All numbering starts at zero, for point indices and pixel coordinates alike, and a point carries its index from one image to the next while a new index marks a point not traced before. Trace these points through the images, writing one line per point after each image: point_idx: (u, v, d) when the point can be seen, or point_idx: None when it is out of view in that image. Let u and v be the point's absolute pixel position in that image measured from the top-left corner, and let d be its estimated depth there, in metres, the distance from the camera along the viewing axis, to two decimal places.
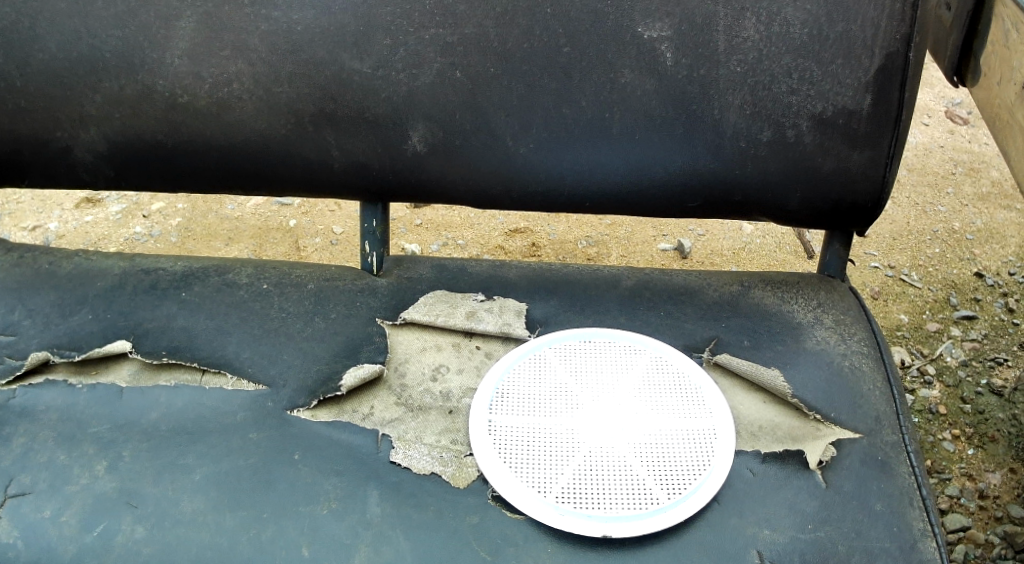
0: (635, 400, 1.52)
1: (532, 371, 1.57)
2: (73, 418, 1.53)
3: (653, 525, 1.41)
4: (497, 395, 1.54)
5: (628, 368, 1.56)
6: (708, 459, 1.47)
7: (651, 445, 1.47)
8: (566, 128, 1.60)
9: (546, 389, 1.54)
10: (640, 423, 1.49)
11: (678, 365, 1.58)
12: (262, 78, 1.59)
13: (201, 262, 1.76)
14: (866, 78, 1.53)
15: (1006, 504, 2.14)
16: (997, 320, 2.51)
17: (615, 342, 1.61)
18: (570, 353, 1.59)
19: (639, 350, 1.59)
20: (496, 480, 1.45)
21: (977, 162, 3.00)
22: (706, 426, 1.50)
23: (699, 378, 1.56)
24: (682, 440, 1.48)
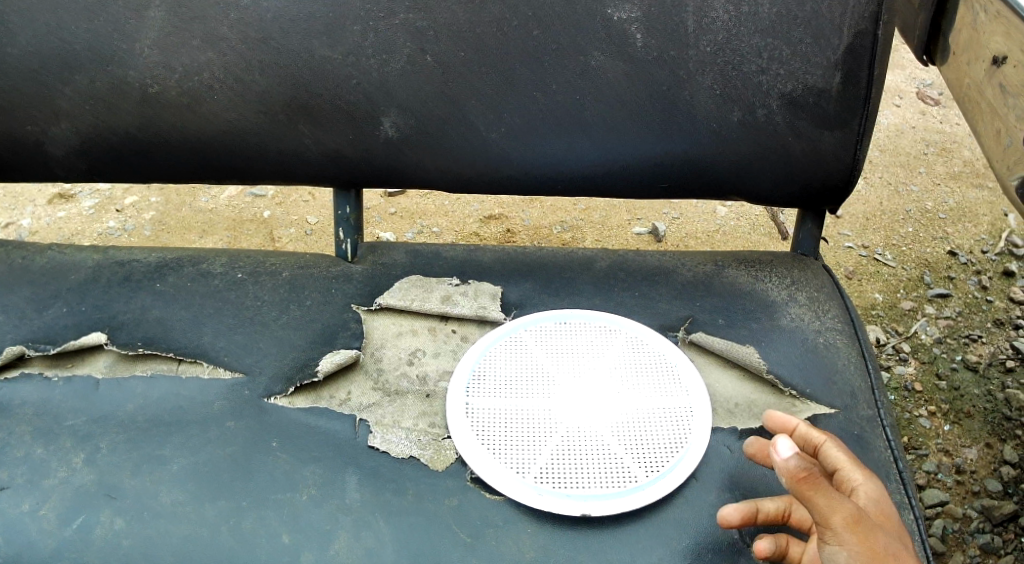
0: (612, 381, 1.53)
1: (510, 353, 1.57)
2: (49, 412, 1.53)
3: (631, 504, 1.41)
4: (475, 377, 1.55)
5: (605, 349, 1.57)
6: (685, 437, 1.48)
7: (629, 424, 1.48)
8: (539, 113, 1.60)
9: (523, 371, 1.54)
10: (617, 403, 1.50)
11: (654, 344, 1.58)
12: (233, 67, 1.58)
13: (175, 253, 1.75)
14: (835, 58, 1.54)
15: (983, 478, 2.16)
16: (971, 298, 2.54)
17: (591, 322, 1.61)
18: (546, 335, 1.59)
19: (615, 330, 1.60)
20: (475, 462, 1.45)
21: (949, 142, 3.03)
22: (683, 404, 1.51)
23: (675, 357, 1.57)
24: (660, 419, 1.49)
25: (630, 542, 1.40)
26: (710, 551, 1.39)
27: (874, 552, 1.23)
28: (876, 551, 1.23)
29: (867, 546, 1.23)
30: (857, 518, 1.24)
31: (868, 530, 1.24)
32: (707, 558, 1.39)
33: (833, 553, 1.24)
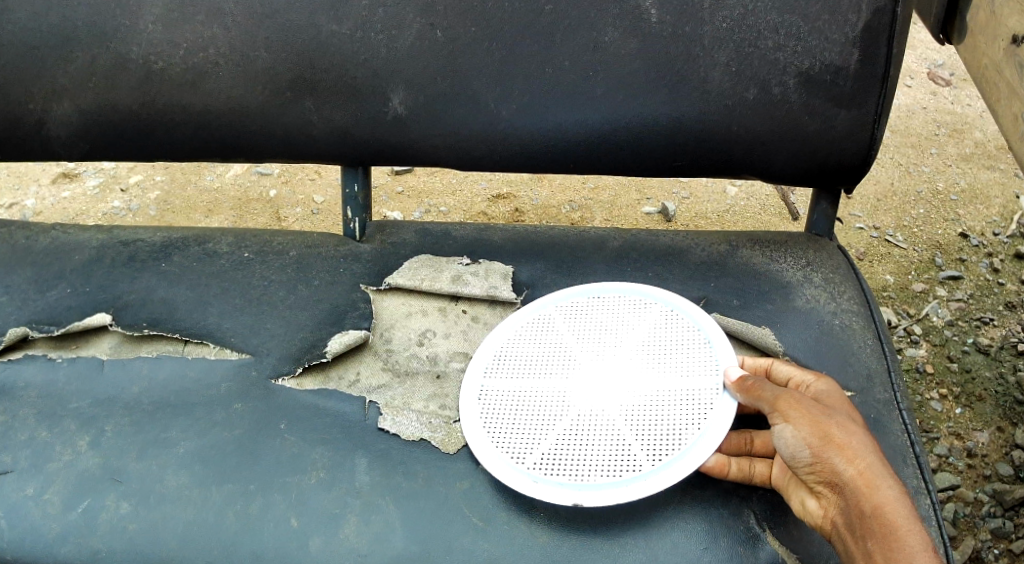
0: (633, 363, 1.48)
1: (525, 335, 1.54)
2: (53, 394, 1.50)
3: (631, 493, 1.37)
4: (496, 359, 1.52)
5: (635, 330, 1.52)
6: (703, 418, 1.41)
7: (641, 408, 1.43)
8: (548, 90, 1.57)
9: (537, 355, 1.52)
10: (633, 386, 1.46)
11: (690, 322, 1.52)
12: (238, 43, 1.55)
13: (180, 232, 1.73)
14: (852, 34, 1.51)
15: (995, 462, 2.13)
16: (982, 280, 2.50)
17: (625, 297, 1.57)
18: (570, 314, 1.56)
19: (652, 307, 1.55)
20: (478, 449, 1.43)
21: (961, 123, 2.99)
22: (709, 384, 1.44)
23: (711, 333, 1.49)
24: (677, 402, 1.43)
25: (643, 526, 1.37)
26: (725, 536, 1.37)
27: (815, 424, 1.30)
28: (818, 423, 1.30)
29: (808, 421, 1.31)
30: (798, 401, 1.33)
31: (811, 409, 1.32)
32: (722, 543, 1.36)
33: (780, 430, 1.31)
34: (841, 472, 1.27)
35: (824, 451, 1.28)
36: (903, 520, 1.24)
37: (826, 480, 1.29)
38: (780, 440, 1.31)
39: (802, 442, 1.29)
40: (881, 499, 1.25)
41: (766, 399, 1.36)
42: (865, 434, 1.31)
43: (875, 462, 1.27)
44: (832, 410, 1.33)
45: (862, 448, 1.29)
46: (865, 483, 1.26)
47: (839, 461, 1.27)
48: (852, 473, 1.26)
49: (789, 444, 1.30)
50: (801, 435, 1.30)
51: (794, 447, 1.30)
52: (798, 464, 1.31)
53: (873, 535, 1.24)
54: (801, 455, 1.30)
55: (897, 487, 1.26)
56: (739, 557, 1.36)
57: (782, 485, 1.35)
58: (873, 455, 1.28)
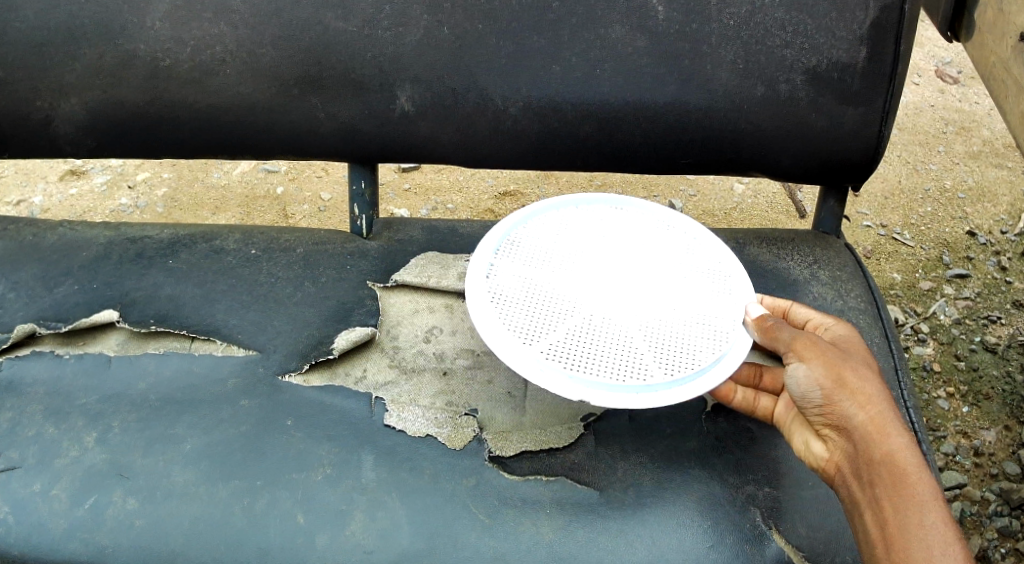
0: (651, 282, 1.48)
1: (538, 233, 1.53)
2: (60, 391, 1.51)
3: (639, 400, 1.35)
4: (508, 244, 1.51)
5: (652, 251, 1.52)
6: (721, 345, 1.41)
7: (656, 324, 1.43)
8: (556, 86, 1.56)
9: (551, 255, 1.51)
10: (650, 303, 1.46)
11: (709, 257, 1.53)
12: (246, 40, 1.55)
13: (188, 229, 1.73)
14: (860, 31, 1.51)
15: (1002, 461, 2.13)
16: (989, 278, 2.49)
17: (648, 214, 1.58)
18: (584, 223, 1.55)
19: (668, 233, 1.56)
20: (483, 327, 1.40)
21: (969, 120, 2.98)
22: (727, 318, 1.45)
23: (730, 271, 1.51)
24: (694, 328, 1.43)
25: (649, 524, 1.37)
26: (730, 533, 1.37)
27: (830, 367, 1.33)
28: (832, 367, 1.33)
29: (823, 363, 1.33)
30: (814, 343, 1.35)
31: (826, 352, 1.35)
32: (727, 540, 1.36)
33: (794, 370, 1.34)
34: (852, 416, 1.30)
35: (837, 395, 1.31)
36: (913, 467, 1.27)
37: (837, 423, 1.32)
38: (794, 379, 1.34)
39: (816, 383, 1.32)
40: (891, 446, 1.28)
41: (783, 340, 1.38)
42: (878, 382, 1.34)
43: (885, 410, 1.31)
44: (847, 355, 1.36)
45: (874, 394, 1.32)
46: (876, 429, 1.30)
47: (850, 404, 1.31)
48: (863, 418, 1.30)
49: (802, 383, 1.33)
50: (815, 375, 1.33)
51: (806, 387, 1.33)
52: (808, 403, 1.34)
53: (881, 480, 1.28)
54: (813, 396, 1.33)
55: (907, 435, 1.30)
56: (745, 553, 1.36)
57: (784, 420, 1.41)
58: (884, 403, 1.32)
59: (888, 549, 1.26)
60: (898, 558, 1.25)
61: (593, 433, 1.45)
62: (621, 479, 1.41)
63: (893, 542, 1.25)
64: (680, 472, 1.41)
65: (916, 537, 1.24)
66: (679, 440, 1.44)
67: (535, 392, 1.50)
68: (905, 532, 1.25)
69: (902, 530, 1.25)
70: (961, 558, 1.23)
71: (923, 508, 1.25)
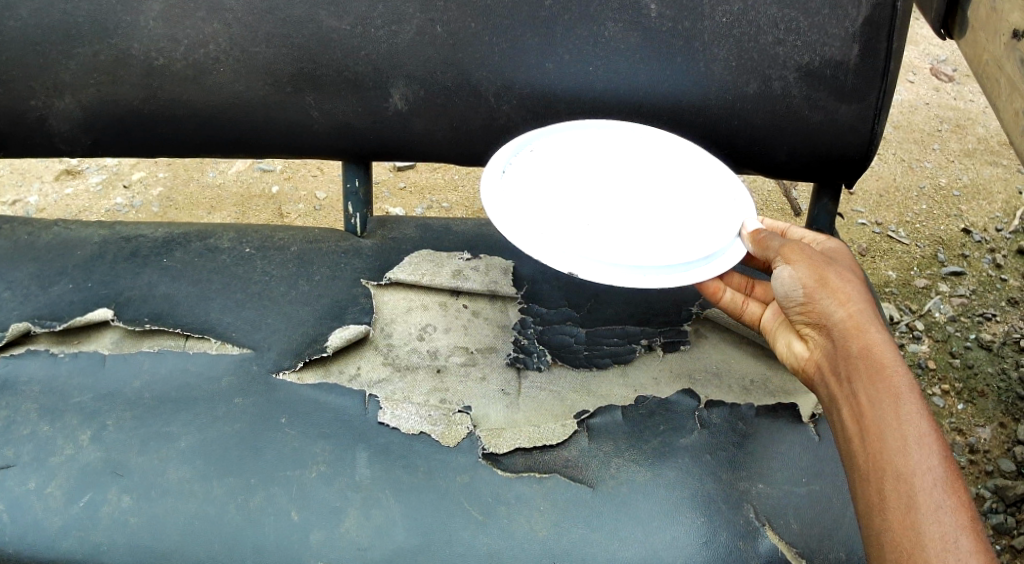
0: (654, 202, 1.48)
1: (551, 146, 1.52)
2: (55, 389, 1.51)
3: (629, 278, 1.35)
4: (526, 150, 1.51)
5: (659, 174, 1.52)
6: (714, 253, 1.40)
7: (654, 232, 1.43)
8: (550, 83, 1.56)
9: (553, 169, 1.49)
10: (651, 216, 1.45)
11: (715, 176, 1.51)
12: (240, 38, 1.55)
13: (182, 227, 1.73)
14: (853, 29, 1.50)
15: (997, 458, 2.13)
16: (984, 276, 2.49)
17: (667, 141, 1.54)
18: (593, 142, 1.54)
19: (677, 152, 1.53)
20: (489, 205, 1.40)
21: (963, 118, 2.99)
22: (724, 230, 1.43)
23: (733, 193, 1.49)
24: (689, 237, 1.42)
25: (643, 520, 1.37)
26: (724, 530, 1.37)
27: (812, 266, 1.30)
28: (815, 266, 1.30)
29: (806, 263, 1.30)
30: (800, 247, 1.33)
31: (811, 255, 1.32)
32: (722, 537, 1.37)
33: (778, 270, 1.32)
34: (831, 313, 1.26)
35: (816, 293, 1.28)
36: (891, 361, 1.21)
37: (817, 321, 1.28)
38: (777, 278, 1.31)
39: (797, 282, 1.29)
40: (869, 340, 1.23)
41: (771, 247, 1.36)
42: (862, 284, 1.29)
43: (866, 308, 1.26)
44: (834, 260, 1.33)
45: (856, 293, 1.27)
46: (853, 325, 1.25)
47: (830, 302, 1.27)
48: (841, 315, 1.25)
49: (784, 282, 1.31)
50: (797, 274, 1.30)
51: (787, 287, 1.30)
52: (791, 304, 1.31)
53: (858, 374, 1.22)
54: (794, 294, 1.30)
55: (888, 333, 1.24)
56: (739, 550, 1.36)
57: (770, 326, 1.39)
58: (866, 302, 1.27)
59: (864, 443, 1.19)
60: (873, 451, 1.18)
61: (586, 430, 1.46)
62: (615, 476, 1.41)
63: (869, 436, 1.19)
64: (675, 469, 1.42)
65: (892, 429, 1.18)
66: (673, 437, 1.45)
67: (529, 389, 1.52)
68: (881, 424, 1.18)
69: (877, 423, 1.19)
70: (938, 451, 1.15)
71: (899, 399, 1.19)
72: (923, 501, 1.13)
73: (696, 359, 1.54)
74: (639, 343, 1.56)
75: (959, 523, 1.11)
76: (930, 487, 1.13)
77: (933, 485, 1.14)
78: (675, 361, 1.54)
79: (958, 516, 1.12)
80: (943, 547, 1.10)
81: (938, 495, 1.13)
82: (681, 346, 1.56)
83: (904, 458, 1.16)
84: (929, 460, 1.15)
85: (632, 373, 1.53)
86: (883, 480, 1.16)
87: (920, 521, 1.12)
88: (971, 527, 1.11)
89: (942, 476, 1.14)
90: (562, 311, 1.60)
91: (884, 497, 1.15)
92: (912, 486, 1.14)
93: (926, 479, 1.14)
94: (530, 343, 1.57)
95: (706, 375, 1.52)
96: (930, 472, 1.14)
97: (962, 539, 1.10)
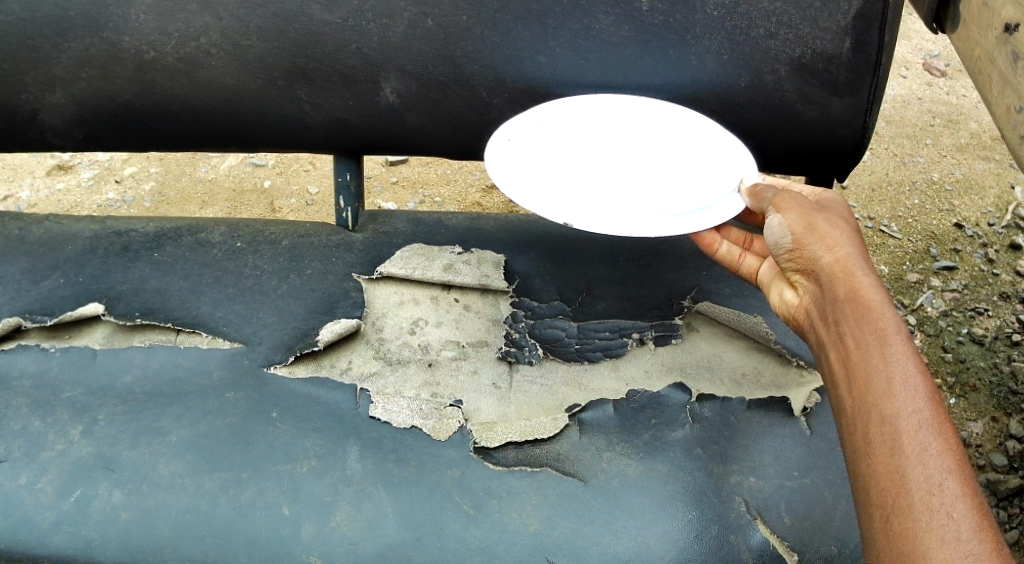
0: (651, 164, 1.48)
1: (557, 117, 1.53)
2: (46, 384, 1.51)
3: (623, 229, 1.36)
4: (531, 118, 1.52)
5: (656, 139, 1.52)
6: (712, 211, 1.40)
7: (652, 193, 1.42)
8: (542, 76, 1.56)
9: (554, 139, 1.50)
10: (643, 172, 1.46)
11: (709, 135, 1.51)
12: (231, 31, 1.54)
13: (173, 222, 1.73)
14: (845, 22, 1.50)
15: (989, 452, 2.08)
16: (977, 271, 2.47)
17: (671, 111, 1.54)
18: (596, 114, 1.54)
19: (675, 120, 1.53)
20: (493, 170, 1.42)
21: (955, 113, 2.99)
22: (721, 187, 1.43)
23: (729, 150, 1.49)
24: (687, 196, 1.42)
25: (635, 513, 1.37)
26: (716, 524, 1.37)
27: (802, 214, 1.27)
28: (805, 214, 1.27)
29: (797, 212, 1.28)
30: (792, 197, 1.31)
31: (802, 204, 1.29)
32: (713, 530, 1.37)
33: (769, 220, 1.29)
34: (819, 258, 1.23)
35: (805, 239, 1.25)
36: (877, 303, 1.16)
37: (807, 268, 1.25)
38: (768, 228, 1.29)
39: (786, 228, 1.27)
40: (855, 283, 1.18)
41: (765, 200, 1.35)
42: (852, 231, 1.26)
43: (854, 252, 1.22)
44: (826, 209, 1.29)
45: (844, 239, 1.24)
46: (840, 269, 1.20)
47: (818, 248, 1.23)
48: (828, 259, 1.22)
49: (774, 231, 1.28)
50: (787, 223, 1.27)
51: (777, 234, 1.28)
52: (781, 252, 1.28)
53: (844, 317, 1.18)
54: (783, 242, 1.27)
55: (876, 276, 1.20)
56: (730, 543, 1.36)
57: (767, 278, 1.36)
58: (855, 247, 1.23)
59: (849, 386, 1.15)
60: (859, 394, 1.13)
61: (577, 425, 1.46)
62: (606, 469, 1.41)
63: (854, 378, 1.14)
64: (666, 463, 1.42)
65: (877, 371, 1.13)
66: (664, 431, 1.45)
67: (521, 383, 1.52)
68: (866, 367, 1.14)
69: (863, 365, 1.14)
70: (925, 392, 1.10)
71: (884, 340, 1.14)
72: (907, 444, 1.08)
73: (688, 353, 1.54)
74: (631, 337, 1.56)
75: (945, 466, 1.06)
76: (916, 429, 1.08)
77: (918, 427, 1.08)
78: (667, 355, 1.54)
79: (944, 460, 1.06)
80: (928, 490, 1.05)
81: (923, 435, 1.08)
82: (673, 339, 1.56)
83: (889, 401, 1.11)
84: (915, 399, 1.10)
85: (623, 367, 1.53)
86: (868, 424, 1.11)
87: (905, 465, 1.07)
88: (958, 469, 1.06)
89: (928, 418, 1.09)
90: (554, 306, 1.60)
91: (870, 441, 1.11)
92: (896, 429, 1.09)
93: (911, 420, 1.09)
94: (521, 338, 1.57)
95: (698, 369, 1.52)
96: (916, 414, 1.09)
97: (948, 483, 1.05)
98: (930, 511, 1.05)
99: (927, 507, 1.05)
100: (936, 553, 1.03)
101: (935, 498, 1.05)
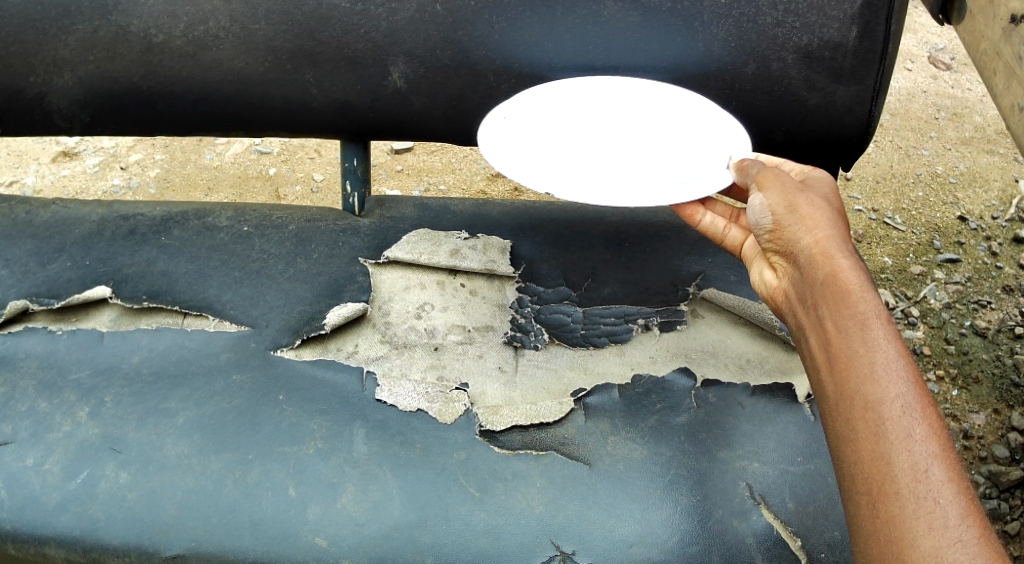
0: (646, 149, 1.48)
1: (556, 98, 1.54)
2: (53, 365, 1.51)
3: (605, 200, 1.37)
4: (531, 99, 1.53)
5: (648, 120, 1.53)
6: (702, 185, 1.40)
7: (643, 174, 1.43)
8: (548, 62, 1.57)
9: (552, 120, 1.51)
10: (633, 154, 1.47)
11: (703, 114, 1.51)
12: (239, 15, 1.55)
13: (180, 206, 1.74)
14: (852, 10, 1.50)
15: (990, 444, 2.08)
16: (980, 264, 2.46)
17: (665, 91, 1.55)
18: (597, 98, 1.55)
19: (676, 102, 1.53)
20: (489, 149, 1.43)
21: (961, 106, 3.00)
22: (711, 164, 1.44)
23: (725, 130, 1.49)
24: (677, 174, 1.42)
25: (640, 498, 1.38)
26: (719, 508, 1.38)
27: (784, 193, 1.28)
28: (786, 194, 1.28)
29: (778, 191, 1.29)
30: (775, 176, 1.31)
31: (785, 183, 1.30)
32: (716, 514, 1.37)
33: (752, 199, 1.30)
34: (799, 239, 1.23)
35: (785, 219, 1.26)
36: (857, 285, 1.17)
37: (787, 248, 1.25)
38: (751, 207, 1.30)
39: (767, 208, 1.28)
40: (835, 265, 1.19)
41: (751, 174, 1.35)
42: (834, 211, 1.26)
43: (834, 234, 1.22)
44: (808, 188, 1.30)
45: (826, 220, 1.24)
46: (819, 251, 1.21)
47: (798, 229, 1.24)
48: (808, 241, 1.22)
49: (756, 211, 1.29)
50: (768, 202, 1.28)
51: (759, 215, 1.28)
52: (762, 232, 1.29)
53: (824, 300, 1.18)
54: (764, 222, 1.28)
55: (856, 258, 1.20)
56: (734, 528, 1.36)
57: (750, 255, 1.34)
58: (835, 229, 1.23)
59: (831, 371, 1.15)
60: (840, 379, 1.13)
61: (582, 408, 1.47)
62: (611, 453, 1.42)
63: (835, 363, 1.14)
64: (669, 446, 1.42)
65: (859, 355, 1.13)
66: (668, 415, 1.46)
67: (527, 367, 1.53)
68: (847, 351, 1.14)
69: (844, 349, 1.14)
70: (906, 376, 1.10)
71: (865, 325, 1.14)
72: (891, 430, 1.08)
73: (693, 338, 1.55)
74: (636, 322, 1.56)
75: (930, 452, 1.06)
76: (900, 415, 1.08)
77: (902, 412, 1.08)
78: (671, 341, 1.55)
79: (929, 445, 1.06)
80: (914, 477, 1.05)
81: (906, 421, 1.08)
82: (678, 325, 1.56)
83: (872, 387, 1.11)
84: (896, 384, 1.10)
85: (628, 352, 1.54)
86: (851, 409, 1.11)
87: (890, 451, 1.07)
88: (944, 454, 1.06)
89: (912, 403, 1.09)
90: (560, 291, 1.61)
91: (852, 427, 1.11)
92: (880, 415, 1.09)
93: (895, 406, 1.09)
94: (527, 322, 1.58)
95: (702, 354, 1.53)
96: (899, 399, 1.09)
97: (934, 469, 1.05)
98: (917, 498, 1.05)
99: (913, 494, 1.05)
100: (923, 540, 1.03)
101: (922, 485, 1.05)
